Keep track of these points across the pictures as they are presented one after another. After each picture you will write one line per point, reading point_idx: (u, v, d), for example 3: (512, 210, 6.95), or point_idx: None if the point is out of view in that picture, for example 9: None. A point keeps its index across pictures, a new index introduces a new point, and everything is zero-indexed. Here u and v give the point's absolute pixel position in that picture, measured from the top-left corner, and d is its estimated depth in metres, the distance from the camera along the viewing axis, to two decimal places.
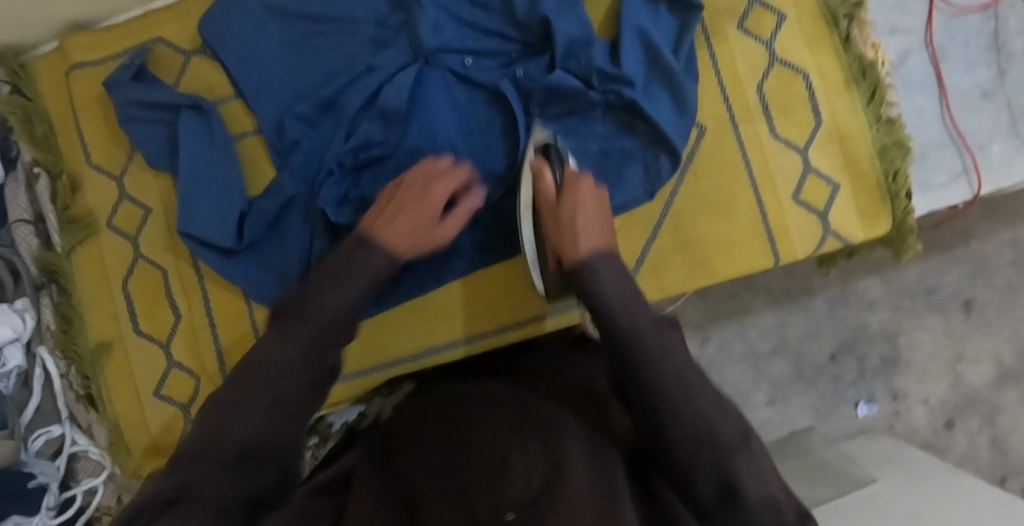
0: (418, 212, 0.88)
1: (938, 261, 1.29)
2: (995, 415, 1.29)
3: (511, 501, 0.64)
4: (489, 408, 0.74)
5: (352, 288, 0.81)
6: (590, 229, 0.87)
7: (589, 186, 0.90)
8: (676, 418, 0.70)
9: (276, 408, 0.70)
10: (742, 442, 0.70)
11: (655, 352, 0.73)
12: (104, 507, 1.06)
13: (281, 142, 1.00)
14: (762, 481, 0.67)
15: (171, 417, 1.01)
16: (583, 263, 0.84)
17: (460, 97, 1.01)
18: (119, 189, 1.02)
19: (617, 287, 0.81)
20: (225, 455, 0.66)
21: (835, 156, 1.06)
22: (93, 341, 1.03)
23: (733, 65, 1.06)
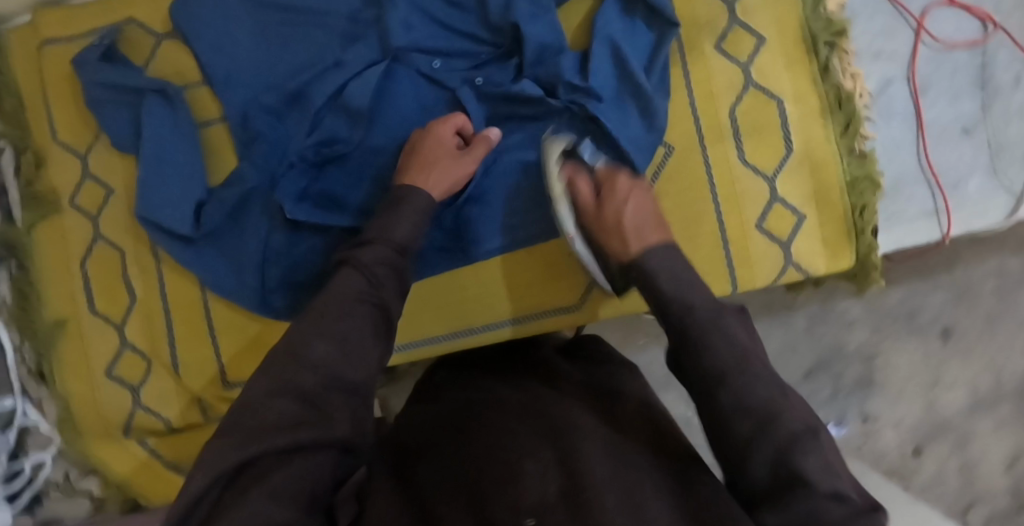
0: (461, 172, 0.85)
1: (921, 285, 1.21)
2: (966, 442, 1.20)
3: (529, 505, 0.59)
4: (499, 412, 0.69)
5: (406, 223, 0.78)
6: (647, 224, 0.80)
7: (631, 182, 0.84)
8: (735, 400, 0.62)
9: (339, 376, 0.62)
10: (806, 431, 0.60)
11: (713, 330, 0.66)
12: (51, 482, 0.99)
13: (244, 133, 0.92)
14: (831, 473, 0.59)
15: (123, 400, 0.96)
16: (645, 270, 0.75)
17: (429, 99, 0.92)
18: (84, 167, 0.97)
19: (680, 288, 0.72)
20: (288, 408, 0.59)
21: (806, 187, 0.94)
22: (48, 318, 0.97)
23: (707, 82, 0.93)
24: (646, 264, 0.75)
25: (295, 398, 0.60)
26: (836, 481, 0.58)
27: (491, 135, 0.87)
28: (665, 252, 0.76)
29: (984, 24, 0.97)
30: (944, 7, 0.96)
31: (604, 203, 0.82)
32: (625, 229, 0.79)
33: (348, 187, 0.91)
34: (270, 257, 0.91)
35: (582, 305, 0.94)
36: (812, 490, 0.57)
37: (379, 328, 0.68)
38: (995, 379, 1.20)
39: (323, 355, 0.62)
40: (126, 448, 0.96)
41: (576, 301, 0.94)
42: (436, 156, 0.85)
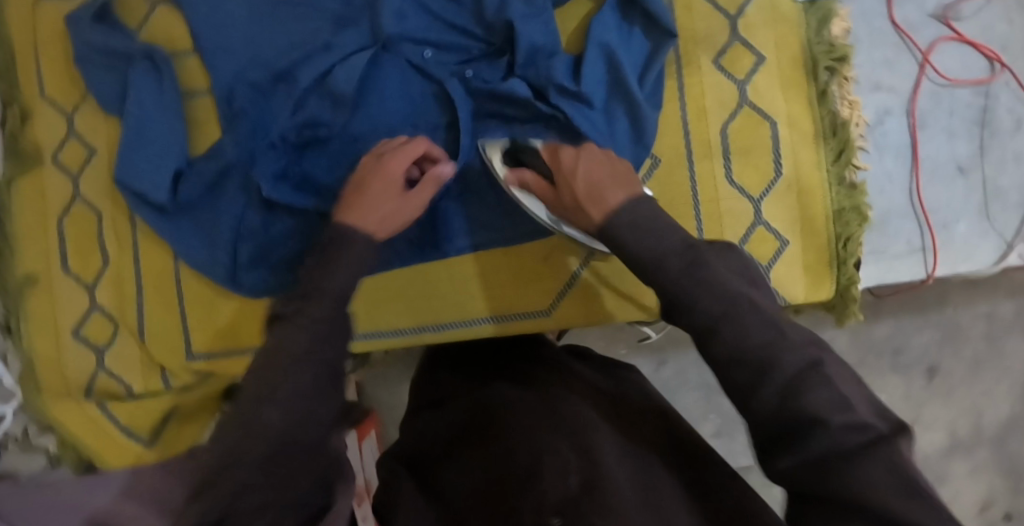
0: (405, 204, 0.74)
1: (911, 322, 1.16)
2: (938, 483, 1.18)
3: (552, 502, 0.60)
4: (521, 408, 0.71)
5: (347, 264, 0.66)
6: (604, 172, 0.70)
7: (575, 150, 0.73)
8: (730, 343, 0.58)
9: (290, 434, 0.58)
10: (809, 367, 0.56)
11: (696, 272, 0.61)
12: (10, 436, 0.98)
13: (228, 106, 0.91)
14: (845, 404, 0.54)
15: (86, 361, 0.96)
16: (616, 232, 0.66)
17: (416, 90, 0.90)
18: (69, 125, 0.97)
19: (655, 238, 0.64)
20: (253, 457, 0.57)
21: (791, 212, 0.92)
22: (20, 273, 0.97)
23: (700, 97, 0.91)
24: (611, 227, 0.66)
25: (249, 467, 0.56)
26: (854, 412, 0.53)
27: (444, 174, 0.78)
28: (633, 216, 0.66)
29: (991, 64, 0.95)
30: (950, 42, 0.94)
31: (557, 185, 0.73)
32: (586, 201, 0.69)
33: (326, 171, 0.91)
34: (243, 235, 0.91)
35: (550, 311, 0.94)
36: (826, 424, 0.53)
37: (334, 381, 0.61)
38: (975, 424, 1.18)
39: (275, 421, 0.57)
40: (85, 410, 0.95)
41: (545, 307, 0.93)
42: (374, 186, 0.74)
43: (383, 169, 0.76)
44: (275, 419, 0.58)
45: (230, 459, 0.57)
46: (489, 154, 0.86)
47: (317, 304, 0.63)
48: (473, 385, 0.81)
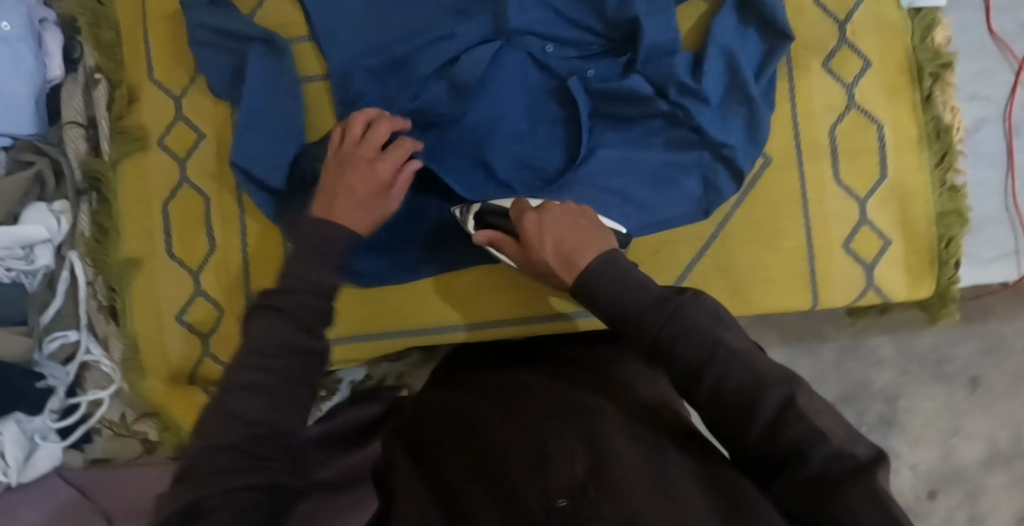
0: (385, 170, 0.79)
1: (957, 332, 1.18)
2: (979, 494, 1.17)
3: (558, 488, 0.56)
4: (518, 395, 0.69)
5: (321, 263, 0.69)
6: (584, 243, 0.70)
7: (537, 213, 0.75)
8: (713, 386, 0.58)
9: (278, 389, 0.60)
10: (786, 404, 0.56)
11: (676, 322, 0.61)
12: (106, 421, 1.00)
13: (344, 92, 0.91)
14: (820, 437, 0.54)
15: (189, 346, 0.95)
16: (593, 290, 0.67)
17: (536, 83, 0.91)
18: (176, 109, 0.96)
19: (630, 290, 0.64)
20: (235, 438, 0.58)
21: (895, 213, 0.94)
22: (122, 255, 0.95)
23: (809, 100, 0.94)
24: (589, 287, 0.67)
25: (247, 410, 0.59)
26: (828, 441, 0.54)
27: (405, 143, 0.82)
28: (601, 270, 0.67)
29: None
30: None
31: (526, 251, 0.75)
32: (557, 268, 0.71)
33: (439, 159, 0.90)
34: None
35: None
36: (806, 457, 0.54)
37: (304, 343, 0.63)
38: (1015, 434, 1.17)
39: (249, 407, 0.59)
40: (189, 394, 0.95)
41: None
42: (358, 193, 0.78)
43: (364, 166, 0.79)
44: (257, 378, 0.60)
45: (232, 393, 0.59)
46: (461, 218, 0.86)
47: (289, 276, 0.66)
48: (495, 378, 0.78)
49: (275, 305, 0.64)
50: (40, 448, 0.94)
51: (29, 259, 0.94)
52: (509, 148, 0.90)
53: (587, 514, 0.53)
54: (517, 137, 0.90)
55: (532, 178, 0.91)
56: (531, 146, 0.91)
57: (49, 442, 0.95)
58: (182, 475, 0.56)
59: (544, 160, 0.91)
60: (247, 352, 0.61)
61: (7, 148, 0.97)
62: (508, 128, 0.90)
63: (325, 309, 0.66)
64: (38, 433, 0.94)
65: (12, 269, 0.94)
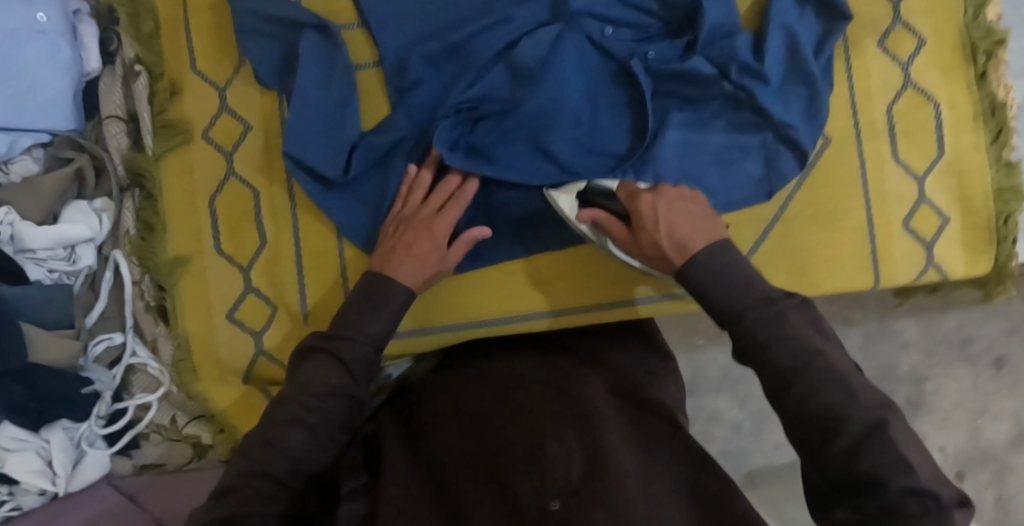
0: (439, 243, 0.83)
1: (979, 313, 1.18)
2: (1006, 474, 1.16)
3: (555, 488, 0.66)
4: (513, 392, 0.78)
5: (382, 314, 0.79)
6: (693, 231, 0.74)
7: (652, 196, 0.77)
8: (801, 396, 0.63)
9: (324, 428, 0.72)
10: (873, 429, 0.60)
11: (778, 327, 0.66)
12: (154, 425, 0.97)
13: (400, 78, 0.89)
14: (907, 470, 0.58)
15: (241, 345, 0.92)
16: (703, 282, 0.71)
17: (594, 68, 0.90)
18: (221, 100, 0.93)
19: (737, 293, 0.69)
20: (281, 470, 0.69)
21: (952, 191, 0.94)
22: (170, 254, 0.93)
23: (866, 80, 0.93)
24: (696, 278, 0.71)
25: (295, 444, 0.70)
26: (913, 477, 0.58)
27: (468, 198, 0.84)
28: (711, 257, 0.71)
29: None
30: None
31: (635, 231, 0.77)
32: (667, 249, 0.74)
33: (500, 145, 0.88)
34: None
35: None
36: (885, 486, 0.58)
37: (354, 389, 0.74)
38: None
39: (300, 443, 0.70)
40: (244, 394, 0.92)
41: None
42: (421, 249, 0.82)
43: (426, 229, 0.83)
44: (310, 417, 0.72)
45: (281, 427, 0.71)
46: (557, 197, 0.85)
47: (351, 327, 0.78)
48: (489, 362, 0.87)
49: (330, 350, 0.76)
50: (87, 455, 0.92)
51: (70, 259, 0.92)
52: (570, 133, 0.88)
53: (574, 514, 0.64)
54: (578, 122, 0.89)
55: (597, 162, 0.89)
56: (590, 132, 0.89)
57: (97, 448, 0.93)
58: (227, 492, 0.67)
59: (605, 145, 0.89)
60: (303, 392, 0.73)
61: (46, 144, 0.93)
62: (570, 112, 0.89)
63: (374, 359, 0.77)
64: (85, 440, 0.92)
65: (54, 270, 0.91)
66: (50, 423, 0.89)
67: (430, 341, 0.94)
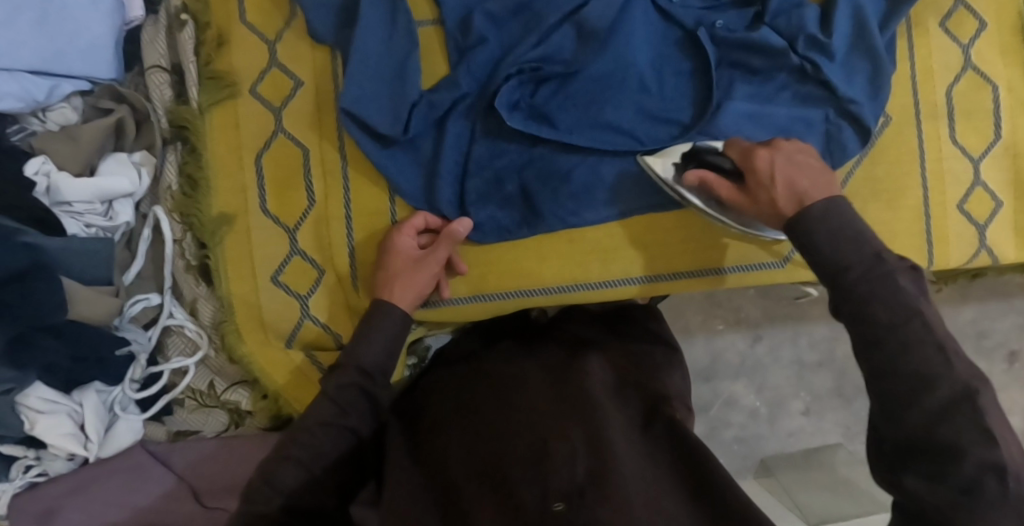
0: (421, 266, 0.84)
1: (996, 306, 1.18)
2: None
3: (557, 490, 0.62)
4: (513, 388, 0.73)
5: (378, 336, 0.80)
6: (815, 180, 0.69)
7: (769, 149, 0.73)
8: (889, 357, 0.59)
9: (317, 462, 0.72)
10: (963, 398, 0.57)
11: (880, 285, 0.61)
12: (191, 390, 0.93)
13: (464, 37, 0.87)
14: (990, 442, 0.55)
15: (286, 307, 0.89)
16: (805, 232, 0.66)
17: (659, 35, 0.89)
18: (271, 54, 0.90)
19: (852, 248, 0.63)
20: (276, 505, 0.69)
21: (1006, 173, 0.94)
22: (215, 212, 0.90)
23: (928, 59, 0.92)
24: (803, 227, 0.66)
25: (290, 480, 0.70)
26: (994, 450, 0.55)
27: (461, 228, 0.83)
28: (827, 213, 0.65)
29: None
30: None
31: (751, 189, 0.73)
32: (780, 201, 0.69)
33: (564, 109, 0.86)
34: (471, 167, 0.86)
35: (785, 263, 0.90)
36: (964, 455, 0.55)
37: (349, 424, 0.74)
38: None
39: (292, 479, 0.71)
40: (292, 360, 0.89)
41: (779, 258, 0.90)
42: (397, 269, 0.84)
43: (405, 263, 0.84)
44: (299, 452, 0.72)
45: (275, 464, 0.71)
46: (648, 161, 0.84)
47: (353, 354, 0.79)
48: (484, 359, 0.82)
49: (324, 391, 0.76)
50: (120, 420, 0.88)
51: (108, 215, 0.88)
52: (634, 99, 0.86)
53: (584, 516, 0.60)
54: (643, 87, 0.87)
55: (659, 129, 0.87)
56: (656, 99, 0.87)
57: (130, 414, 0.89)
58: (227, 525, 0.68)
59: (671, 114, 0.87)
60: (299, 429, 0.73)
61: (85, 94, 0.90)
62: (636, 76, 0.86)
63: (365, 384, 0.77)
64: (119, 404, 0.88)
65: (91, 225, 0.87)
66: (85, 386, 0.85)
67: (484, 308, 0.91)
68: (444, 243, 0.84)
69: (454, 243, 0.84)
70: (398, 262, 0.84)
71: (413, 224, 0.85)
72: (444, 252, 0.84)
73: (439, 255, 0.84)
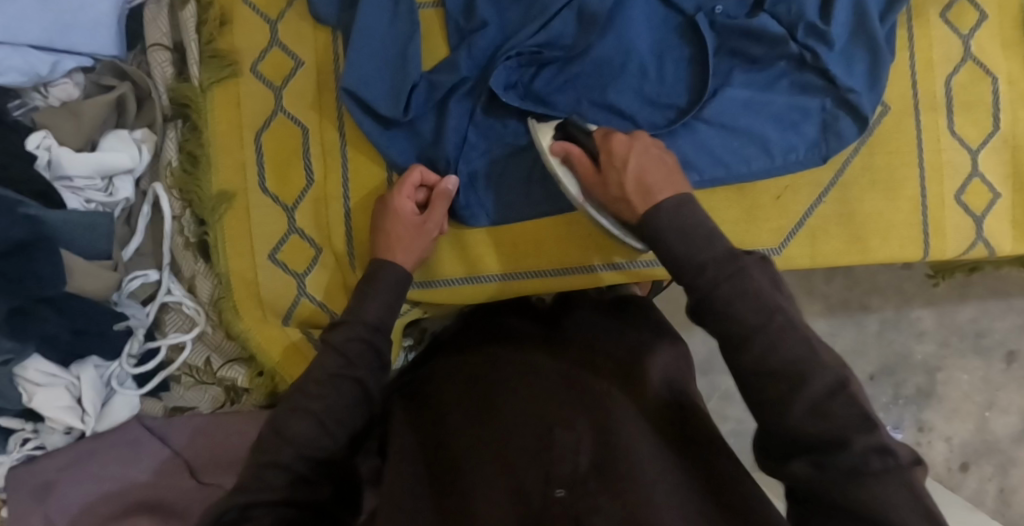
0: (421, 232, 0.84)
1: (996, 306, 1.18)
2: (1010, 467, 1.16)
3: (560, 478, 0.61)
4: (523, 373, 0.72)
5: (386, 293, 0.80)
6: (651, 166, 0.73)
7: (629, 137, 0.76)
8: (757, 357, 0.62)
9: (330, 416, 0.71)
10: (834, 389, 0.59)
11: (738, 281, 0.64)
12: (188, 367, 0.94)
13: (467, 20, 0.88)
14: (868, 427, 0.58)
15: (283, 286, 0.90)
16: (658, 229, 0.69)
17: (661, 21, 0.89)
18: (272, 33, 0.90)
19: (699, 240, 0.67)
20: (289, 458, 0.68)
21: (1005, 167, 0.94)
22: (215, 189, 0.90)
23: (929, 50, 0.92)
24: (655, 224, 0.70)
25: (304, 433, 0.70)
26: (876, 435, 0.57)
27: (451, 185, 0.85)
28: (675, 208, 0.69)
29: None
30: None
31: (604, 163, 0.76)
32: (631, 193, 0.73)
33: (562, 92, 0.88)
34: (465, 151, 0.88)
35: (780, 250, 0.93)
36: (851, 444, 0.57)
37: (355, 374, 0.74)
38: None
39: (305, 432, 0.70)
40: (287, 336, 0.90)
41: (776, 245, 0.93)
42: (400, 231, 0.84)
43: (410, 226, 0.84)
44: (313, 404, 0.71)
45: (288, 418, 0.71)
46: (538, 128, 0.83)
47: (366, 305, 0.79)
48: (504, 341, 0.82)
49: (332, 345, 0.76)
50: (118, 394, 0.90)
51: (108, 191, 0.89)
52: (633, 84, 0.87)
53: (584, 505, 0.59)
54: (644, 74, 0.88)
55: (657, 115, 0.88)
56: (657, 86, 0.88)
57: (128, 389, 0.90)
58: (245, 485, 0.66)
59: (669, 100, 0.88)
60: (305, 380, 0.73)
61: (87, 70, 0.91)
62: (636, 62, 0.87)
63: (371, 338, 0.77)
64: (116, 379, 0.89)
65: (91, 201, 0.88)
66: (83, 360, 0.86)
67: (481, 287, 0.92)
68: (442, 203, 0.85)
69: (447, 203, 0.85)
70: (404, 226, 0.84)
71: (412, 181, 0.85)
72: (443, 211, 0.85)
73: (436, 213, 0.85)
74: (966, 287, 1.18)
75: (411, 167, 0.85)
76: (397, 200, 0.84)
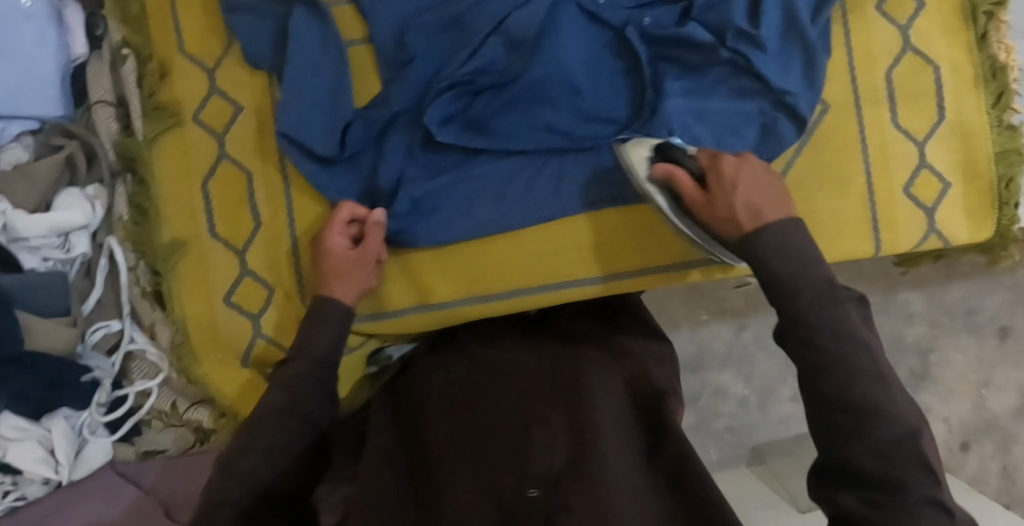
0: (359, 264, 0.86)
1: (984, 283, 1.16)
2: (1011, 443, 1.16)
3: (534, 477, 0.65)
4: (497, 374, 0.75)
5: (329, 327, 0.81)
6: (757, 188, 0.74)
7: (736, 159, 0.76)
8: (838, 387, 0.61)
9: (279, 450, 0.72)
10: (908, 435, 0.59)
11: (831, 312, 0.63)
12: (154, 412, 0.97)
13: (397, 53, 0.89)
14: (931, 478, 0.57)
15: (239, 327, 0.92)
16: (760, 257, 0.69)
17: (592, 38, 0.89)
18: (210, 82, 0.92)
19: (801, 265, 0.67)
20: (240, 495, 0.69)
21: (957, 154, 0.93)
22: (167, 238, 0.92)
23: (867, 44, 0.91)
24: (759, 246, 0.69)
25: (249, 468, 0.70)
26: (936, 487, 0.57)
27: (381, 217, 0.86)
28: (782, 230, 0.69)
29: None
30: None
31: (712, 192, 0.75)
32: (741, 217, 0.72)
33: (499, 116, 0.88)
34: (405, 182, 0.88)
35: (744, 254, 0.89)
36: (906, 488, 0.57)
37: (302, 407, 0.74)
38: None
39: (253, 468, 0.70)
40: (242, 376, 0.92)
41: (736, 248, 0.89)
42: (338, 266, 0.85)
43: (347, 262, 0.85)
44: (259, 442, 0.71)
45: (234, 455, 0.71)
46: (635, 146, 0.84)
47: (319, 339, 0.80)
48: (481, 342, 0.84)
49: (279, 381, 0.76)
50: (90, 442, 0.92)
51: (65, 248, 0.92)
52: (569, 105, 0.87)
53: (555, 504, 0.63)
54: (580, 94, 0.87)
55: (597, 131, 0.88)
56: (596, 103, 0.87)
57: (100, 437, 0.93)
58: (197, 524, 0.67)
59: (610, 115, 0.88)
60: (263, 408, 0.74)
61: (35, 132, 0.94)
62: (570, 82, 0.86)
63: (318, 374, 0.77)
64: (88, 427, 0.92)
65: (49, 258, 0.92)
66: (54, 410, 0.88)
67: (434, 313, 0.92)
68: (377, 232, 0.86)
69: (381, 231, 0.86)
70: (342, 262, 0.85)
71: (342, 217, 0.86)
72: (378, 242, 0.87)
73: (371, 244, 0.86)
74: (954, 267, 1.16)
75: (342, 204, 0.87)
76: (331, 237, 0.86)
